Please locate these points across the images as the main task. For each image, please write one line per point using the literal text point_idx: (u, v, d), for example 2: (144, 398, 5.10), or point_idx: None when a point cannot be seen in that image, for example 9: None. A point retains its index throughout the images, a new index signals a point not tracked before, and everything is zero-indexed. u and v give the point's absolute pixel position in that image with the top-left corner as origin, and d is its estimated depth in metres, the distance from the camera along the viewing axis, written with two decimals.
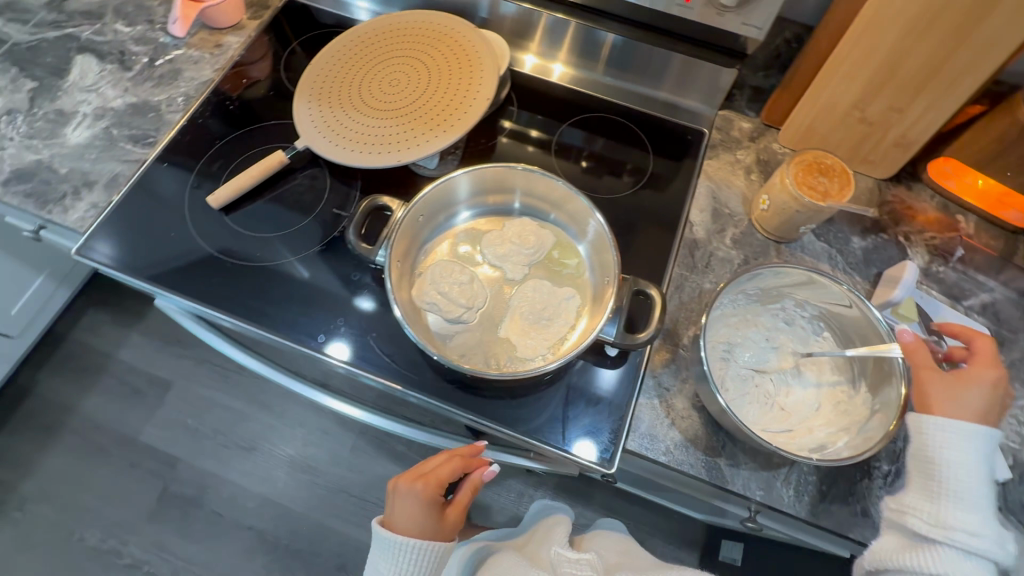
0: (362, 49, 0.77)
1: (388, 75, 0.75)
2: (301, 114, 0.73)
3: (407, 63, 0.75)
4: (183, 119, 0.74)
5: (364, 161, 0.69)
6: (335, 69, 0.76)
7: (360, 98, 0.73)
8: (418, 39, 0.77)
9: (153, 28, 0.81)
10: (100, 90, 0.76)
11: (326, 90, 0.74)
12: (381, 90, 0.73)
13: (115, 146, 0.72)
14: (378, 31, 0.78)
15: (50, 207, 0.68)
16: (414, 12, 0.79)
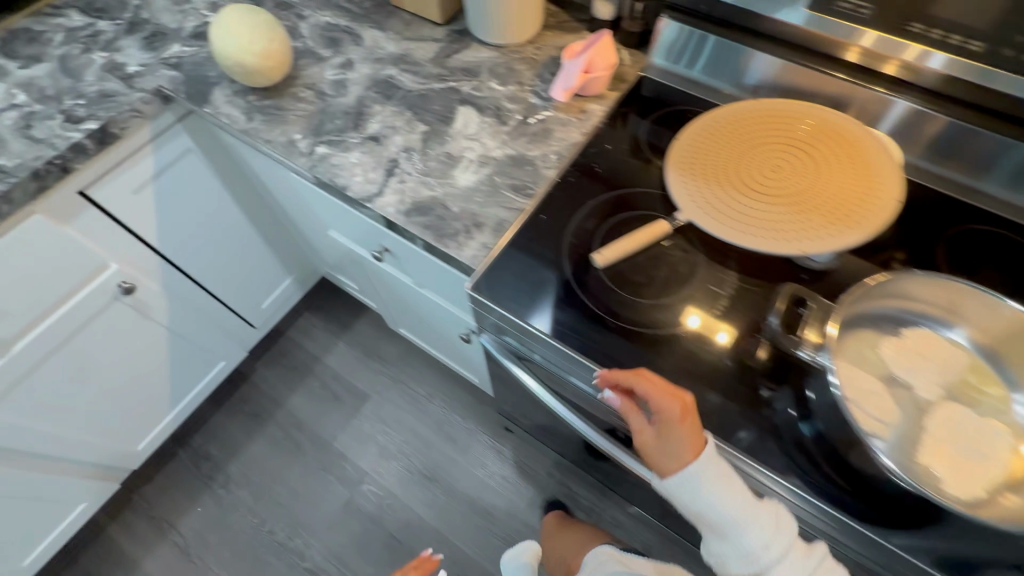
0: (731, 133, 0.78)
1: (767, 162, 0.75)
2: (679, 191, 0.74)
3: (786, 150, 0.75)
4: (558, 176, 0.79)
5: (756, 243, 0.68)
6: (707, 150, 0.77)
7: (741, 183, 0.73)
8: (794, 127, 0.77)
9: (524, 90, 0.88)
10: (482, 140, 0.83)
11: (703, 167, 0.75)
12: (763, 174, 0.73)
13: (498, 192, 0.78)
14: (747, 117, 0.79)
15: (447, 242, 0.73)
16: (782, 102, 0.80)
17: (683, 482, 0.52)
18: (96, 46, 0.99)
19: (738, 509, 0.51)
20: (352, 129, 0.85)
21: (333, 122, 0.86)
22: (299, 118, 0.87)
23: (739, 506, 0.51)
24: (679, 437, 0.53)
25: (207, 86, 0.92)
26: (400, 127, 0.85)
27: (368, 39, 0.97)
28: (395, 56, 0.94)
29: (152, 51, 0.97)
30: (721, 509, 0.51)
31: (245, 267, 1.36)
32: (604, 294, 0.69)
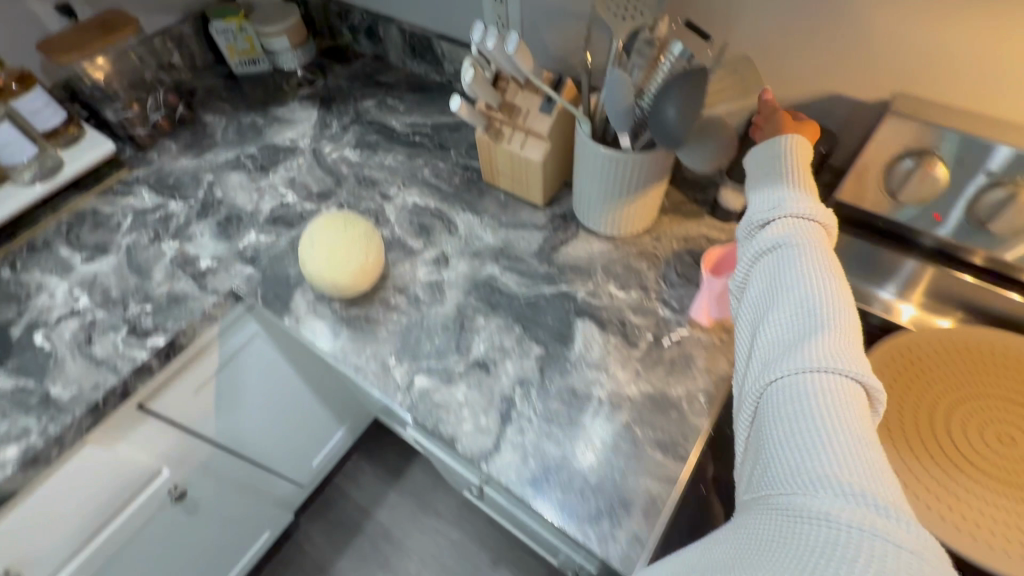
0: (919, 377, 0.64)
1: (984, 426, 0.59)
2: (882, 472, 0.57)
3: (1008, 411, 0.60)
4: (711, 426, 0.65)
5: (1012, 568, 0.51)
6: (897, 404, 0.61)
7: (962, 458, 0.57)
8: (1005, 374, 0.63)
9: (650, 298, 0.76)
10: (611, 370, 0.70)
11: (904, 429, 0.59)
12: (988, 446, 0.58)
13: (642, 451, 0.64)
14: (932, 353, 0.65)
15: (587, 530, 0.59)
16: (970, 332, 0.66)
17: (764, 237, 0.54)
18: (166, 233, 0.91)
19: (821, 381, 0.43)
20: (455, 350, 0.73)
21: (432, 341, 0.74)
22: (392, 333, 0.76)
23: (798, 342, 0.45)
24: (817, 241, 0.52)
25: (287, 288, 0.82)
26: (511, 349, 0.73)
27: (462, 225, 0.88)
28: (495, 249, 0.84)
29: (227, 240, 0.89)
30: (810, 296, 0.47)
31: (300, 431, 1.23)
32: None
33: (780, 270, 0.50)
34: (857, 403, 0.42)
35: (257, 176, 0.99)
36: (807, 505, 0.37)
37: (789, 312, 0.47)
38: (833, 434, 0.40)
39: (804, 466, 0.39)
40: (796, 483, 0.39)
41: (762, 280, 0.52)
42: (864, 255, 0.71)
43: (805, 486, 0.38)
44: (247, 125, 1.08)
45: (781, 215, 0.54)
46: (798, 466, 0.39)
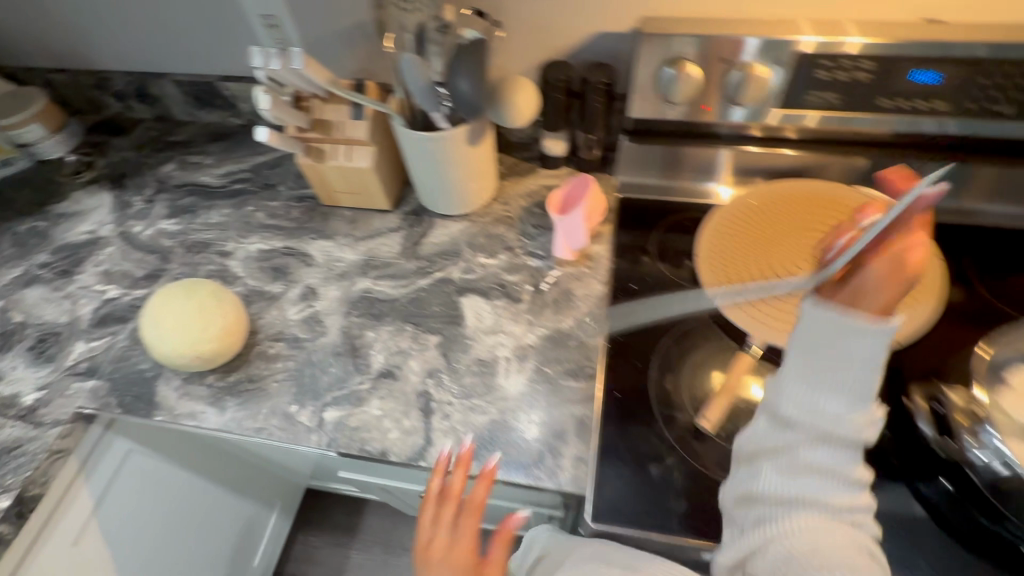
0: (746, 231, 0.77)
1: (797, 252, 0.75)
2: (736, 312, 0.71)
3: (808, 235, 0.76)
4: (606, 340, 0.72)
5: None
6: (734, 250, 0.76)
7: (787, 282, 0.72)
8: (802, 207, 0.78)
9: (518, 255, 0.82)
10: (507, 329, 0.74)
11: (738, 274, 0.74)
12: (797, 264, 0.74)
13: (557, 385, 0.68)
14: (751, 210, 0.79)
15: (536, 472, 0.63)
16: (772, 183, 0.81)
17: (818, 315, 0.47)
18: None
19: (830, 503, 0.45)
20: (356, 372, 0.72)
21: (329, 372, 0.72)
22: (284, 382, 0.71)
23: (809, 442, 0.46)
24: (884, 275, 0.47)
25: (145, 385, 0.73)
26: (410, 348, 0.73)
27: (318, 253, 0.85)
28: (360, 264, 0.83)
29: (50, 363, 0.76)
30: (841, 412, 0.45)
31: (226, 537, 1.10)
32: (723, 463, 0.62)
33: (875, 227, 0.48)
34: (846, 558, 0.43)
35: (62, 284, 0.85)
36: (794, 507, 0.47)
37: (819, 400, 0.46)
38: (799, 528, 0.45)
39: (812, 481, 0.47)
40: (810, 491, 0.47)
41: (808, 319, 0.47)
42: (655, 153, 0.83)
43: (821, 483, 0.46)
44: (25, 232, 0.92)
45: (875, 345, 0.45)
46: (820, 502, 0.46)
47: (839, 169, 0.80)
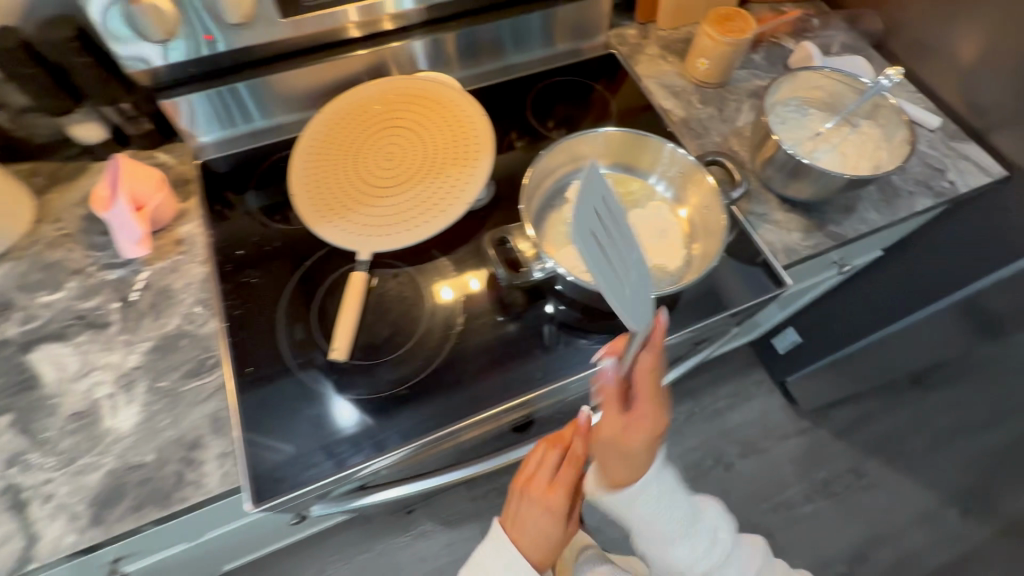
0: (328, 152, 0.75)
1: (379, 156, 0.74)
2: (334, 234, 0.69)
3: (385, 134, 0.76)
4: (221, 321, 0.65)
5: (424, 233, 0.69)
6: (323, 176, 0.73)
7: (375, 188, 0.72)
8: (375, 110, 0.77)
9: (91, 274, 0.67)
10: (100, 363, 0.62)
11: (332, 200, 0.71)
12: (381, 168, 0.74)
13: (178, 394, 0.61)
14: (328, 130, 0.76)
15: (178, 496, 0.56)
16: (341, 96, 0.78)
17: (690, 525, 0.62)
18: None
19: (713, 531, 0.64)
20: None
21: None
22: None
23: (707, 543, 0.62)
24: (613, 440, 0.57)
25: None
26: None
27: None
28: None
29: None
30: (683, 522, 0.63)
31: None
32: (370, 382, 0.63)
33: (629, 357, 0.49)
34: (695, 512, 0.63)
35: None
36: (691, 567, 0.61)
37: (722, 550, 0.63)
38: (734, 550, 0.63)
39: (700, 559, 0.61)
40: (674, 544, 0.60)
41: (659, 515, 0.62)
42: (258, 91, 0.77)
43: (688, 535, 0.61)
44: None
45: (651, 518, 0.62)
46: (673, 536, 0.60)
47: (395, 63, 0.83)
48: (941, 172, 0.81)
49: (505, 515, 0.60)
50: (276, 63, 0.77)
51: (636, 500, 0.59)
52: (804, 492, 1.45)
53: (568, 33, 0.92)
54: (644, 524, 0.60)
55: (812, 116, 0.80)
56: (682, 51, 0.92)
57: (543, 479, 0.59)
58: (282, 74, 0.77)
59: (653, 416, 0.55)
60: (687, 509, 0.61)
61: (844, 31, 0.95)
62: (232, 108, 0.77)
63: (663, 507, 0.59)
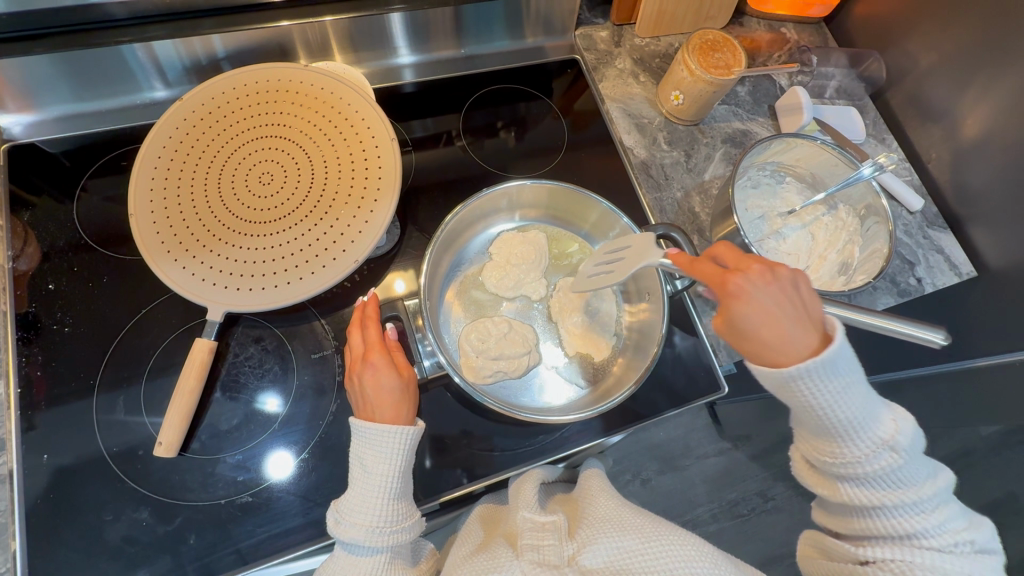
0: (186, 159, 0.57)
1: (255, 173, 0.57)
2: (178, 278, 0.53)
3: (266, 146, 0.58)
4: (11, 386, 0.53)
5: (306, 289, 0.54)
6: (177, 196, 0.55)
7: (242, 218, 0.55)
8: (255, 109, 0.59)
9: None
10: None
11: (186, 231, 0.54)
12: (256, 193, 0.57)
13: None
14: (189, 126, 0.58)
15: None
16: (214, 80, 0.59)
17: (897, 476, 0.43)
18: None
19: (935, 538, 0.43)
20: None
21: None
22: None
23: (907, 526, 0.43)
24: (411, 381, 0.50)
25: None
26: None
27: None
28: None
29: None
30: (893, 469, 0.43)
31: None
32: (207, 481, 0.52)
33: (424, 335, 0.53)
34: (911, 464, 0.43)
35: None
36: (839, 473, 0.44)
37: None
38: None
39: (861, 472, 0.43)
40: (845, 433, 0.42)
41: (854, 454, 0.43)
42: (132, 58, 0.61)
43: (853, 435, 0.42)
44: None
45: (846, 459, 0.43)
46: (842, 431, 0.42)
47: (296, 44, 0.66)
48: (910, 266, 0.73)
49: (362, 413, 0.48)
50: (158, 25, 0.60)
51: (821, 382, 0.41)
52: (710, 512, 1.12)
53: (539, 23, 0.75)
54: (813, 410, 0.42)
55: (787, 187, 0.70)
56: (657, 71, 0.77)
57: (355, 352, 0.50)
58: (166, 40, 0.60)
59: (808, 284, 0.43)
60: (864, 406, 0.42)
61: (844, 70, 0.82)
62: (77, 79, 0.61)
63: (838, 394, 0.41)
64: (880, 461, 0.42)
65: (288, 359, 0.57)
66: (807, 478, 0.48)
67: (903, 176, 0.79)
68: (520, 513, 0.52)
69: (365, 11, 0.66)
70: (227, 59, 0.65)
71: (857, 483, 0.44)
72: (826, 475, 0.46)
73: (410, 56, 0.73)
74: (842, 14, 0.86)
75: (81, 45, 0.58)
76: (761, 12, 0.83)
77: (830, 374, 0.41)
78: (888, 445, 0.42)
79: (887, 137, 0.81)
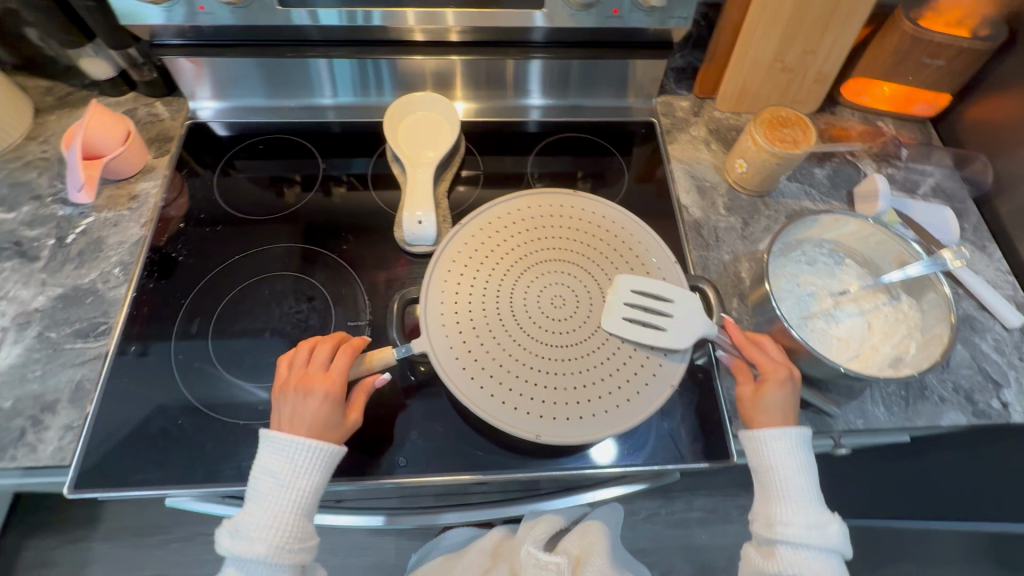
0: (486, 334, 0.56)
1: (542, 314, 0.57)
2: (469, 390, 0.53)
3: (538, 284, 0.59)
4: (131, 290, 0.65)
5: (651, 371, 0.55)
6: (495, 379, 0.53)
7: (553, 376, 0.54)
8: (508, 252, 0.61)
9: (45, 204, 0.70)
10: (12, 295, 0.64)
11: (502, 397, 0.53)
12: (545, 336, 0.56)
13: (61, 350, 0.61)
14: (474, 231, 0.62)
15: (10, 452, 0.55)
16: (460, 241, 0.61)
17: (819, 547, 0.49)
18: None
19: None
20: None
21: None
22: None
23: None
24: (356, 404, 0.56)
25: None
26: None
27: None
28: None
29: None
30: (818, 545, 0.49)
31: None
32: (235, 404, 0.60)
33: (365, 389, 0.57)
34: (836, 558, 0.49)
35: None
36: (780, 538, 0.49)
37: None
38: None
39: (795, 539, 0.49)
40: (789, 493, 0.50)
41: (792, 513, 0.50)
42: (311, 69, 0.77)
43: (794, 500, 0.50)
44: None
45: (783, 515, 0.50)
46: (786, 492, 0.50)
47: (436, 74, 0.79)
48: (995, 386, 0.63)
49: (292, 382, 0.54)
50: (338, 47, 0.75)
51: (786, 456, 0.51)
52: None
53: (624, 86, 0.82)
54: (772, 470, 0.51)
55: (846, 269, 0.66)
56: (730, 141, 0.80)
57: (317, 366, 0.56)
58: (341, 59, 0.76)
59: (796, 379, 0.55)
60: (814, 489, 0.51)
61: (944, 171, 0.78)
62: (266, 78, 0.79)
63: (794, 469, 0.51)
64: (822, 537, 0.49)
65: (328, 319, 0.65)
66: (755, 551, 0.52)
67: (1005, 290, 0.70)
68: (527, 549, 0.64)
69: (495, 55, 0.76)
70: (378, 77, 0.79)
71: (789, 548, 0.49)
72: (765, 544, 0.51)
73: (534, 98, 0.83)
74: (952, 115, 0.81)
75: (273, 57, 0.75)
76: (856, 103, 0.82)
77: (793, 454, 0.51)
78: (821, 525, 0.49)
79: (990, 245, 0.73)
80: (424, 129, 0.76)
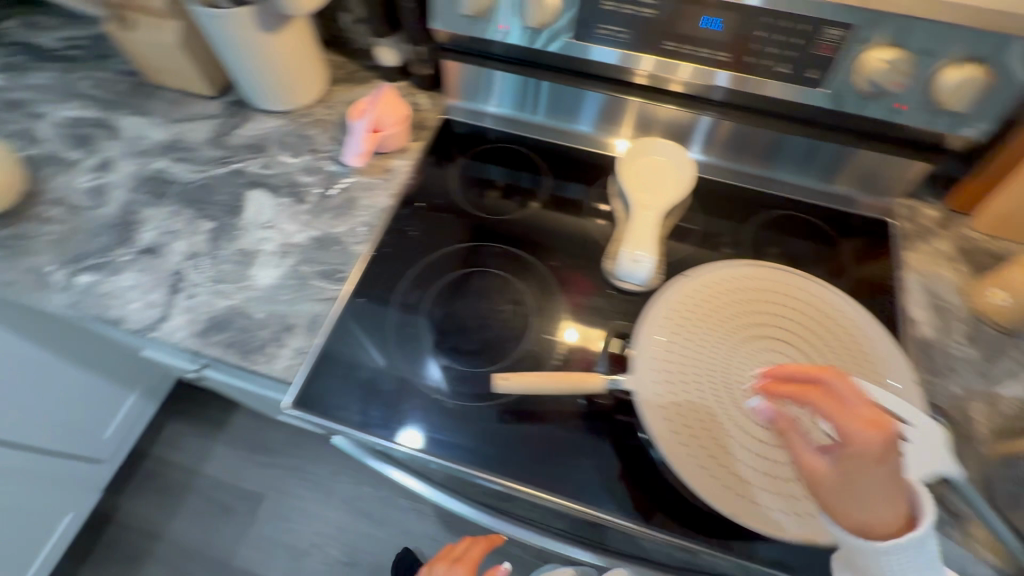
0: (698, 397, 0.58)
1: (753, 390, 0.59)
2: (680, 459, 0.55)
3: (750, 358, 0.61)
4: (369, 249, 0.73)
5: None
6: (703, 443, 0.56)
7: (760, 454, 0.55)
8: (721, 320, 0.63)
9: (319, 157, 0.81)
10: (279, 226, 0.74)
11: (709, 461, 0.55)
12: (755, 412, 0.58)
13: (307, 284, 0.70)
14: (688, 293, 0.65)
15: (254, 357, 0.64)
16: (676, 301, 0.65)
17: None
18: None
19: None
20: (120, 245, 0.72)
21: (97, 240, 0.73)
22: (50, 244, 0.72)
23: None
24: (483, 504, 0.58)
25: None
26: (182, 229, 0.74)
27: (130, 129, 0.84)
28: (164, 145, 0.82)
29: None
30: None
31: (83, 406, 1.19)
32: (433, 378, 0.64)
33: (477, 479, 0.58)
34: None
35: None
36: None
37: None
38: None
39: None
40: None
41: None
42: (561, 94, 0.80)
43: None
44: None
45: None
46: None
47: (667, 124, 0.79)
48: None
49: (498, 376, 0.60)
50: (588, 79, 0.77)
51: None
52: None
53: (869, 179, 0.77)
54: None
55: None
56: (980, 265, 0.72)
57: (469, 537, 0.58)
58: (587, 91, 0.78)
59: None
60: None
61: None
62: (511, 94, 0.83)
63: None
64: None
65: (529, 327, 0.67)
66: None
67: None
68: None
69: (736, 120, 0.75)
70: (610, 114, 0.80)
71: None
72: None
73: (762, 168, 0.81)
74: None
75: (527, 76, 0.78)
76: None
77: None
78: None
79: None
80: (655, 177, 0.75)
